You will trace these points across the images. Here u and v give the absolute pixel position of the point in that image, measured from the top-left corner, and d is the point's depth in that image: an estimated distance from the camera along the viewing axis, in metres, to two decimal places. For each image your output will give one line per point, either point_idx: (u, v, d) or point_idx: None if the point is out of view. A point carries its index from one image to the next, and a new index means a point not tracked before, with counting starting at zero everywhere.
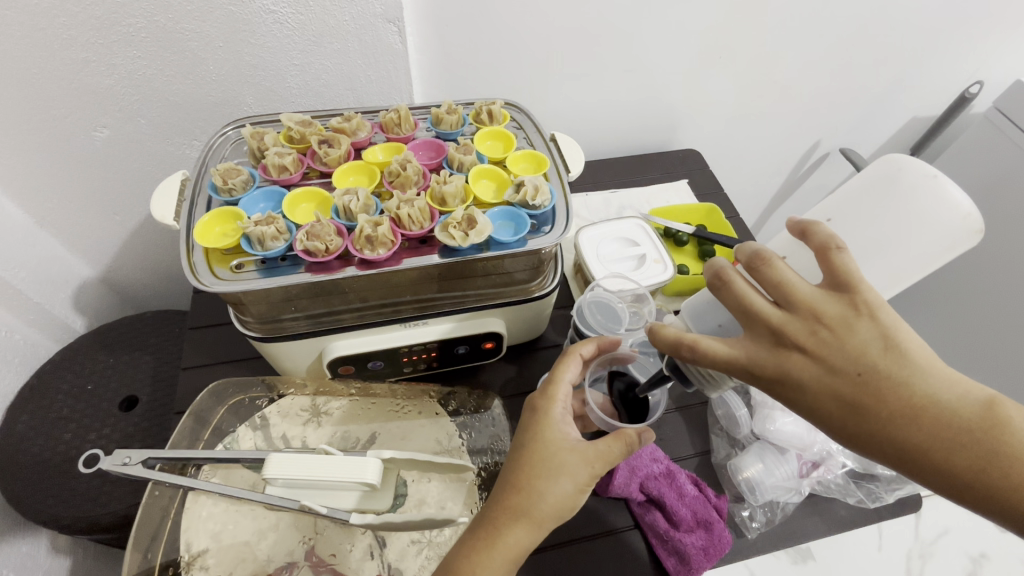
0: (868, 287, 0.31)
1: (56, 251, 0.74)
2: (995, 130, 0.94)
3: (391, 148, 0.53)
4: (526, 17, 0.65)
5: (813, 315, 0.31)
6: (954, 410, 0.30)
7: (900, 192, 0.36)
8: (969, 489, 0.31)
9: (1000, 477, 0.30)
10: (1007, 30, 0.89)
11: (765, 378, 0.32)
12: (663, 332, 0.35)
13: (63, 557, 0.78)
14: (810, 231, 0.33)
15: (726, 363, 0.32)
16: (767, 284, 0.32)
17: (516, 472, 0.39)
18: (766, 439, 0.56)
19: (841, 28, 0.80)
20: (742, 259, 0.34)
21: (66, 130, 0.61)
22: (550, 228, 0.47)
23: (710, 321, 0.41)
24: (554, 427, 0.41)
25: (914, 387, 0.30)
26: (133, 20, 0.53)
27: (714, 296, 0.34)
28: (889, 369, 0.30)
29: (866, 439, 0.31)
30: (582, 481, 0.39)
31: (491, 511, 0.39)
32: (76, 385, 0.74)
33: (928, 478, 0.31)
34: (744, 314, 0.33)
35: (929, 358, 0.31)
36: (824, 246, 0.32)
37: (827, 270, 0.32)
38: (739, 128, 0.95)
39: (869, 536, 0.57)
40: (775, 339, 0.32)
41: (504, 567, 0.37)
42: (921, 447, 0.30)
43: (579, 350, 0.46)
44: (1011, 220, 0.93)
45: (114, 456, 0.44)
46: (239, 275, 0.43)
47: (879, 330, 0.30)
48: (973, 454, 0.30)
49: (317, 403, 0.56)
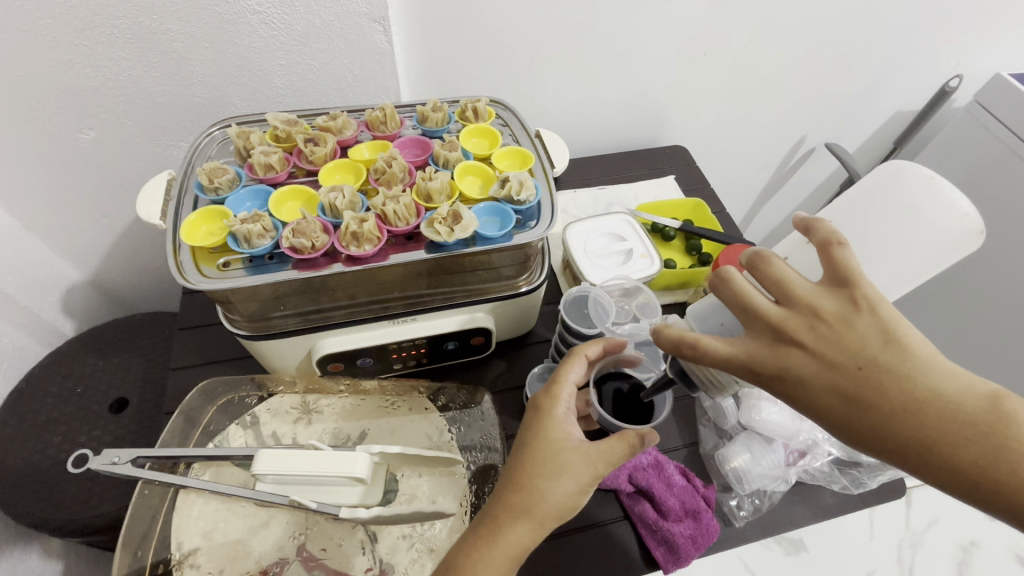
0: (867, 282, 0.32)
1: (43, 255, 0.74)
2: (976, 122, 0.96)
3: (377, 146, 0.53)
4: (511, 17, 0.65)
5: (812, 310, 0.31)
6: (956, 403, 0.30)
7: (898, 195, 0.37)
8: (980, 487, 0.30)
9: (1006, 473, 0.29)
10: (987, 25, 0.90)
11: (765, 374, 0.32)
12: (666, 332, 0.35)
13: (55, 561, 0.78)
14: (814, 226, 0.34)
15: (726, 360, 0.33)
16: (767, 282, 0.33)
17: (519, 471, 0.40)
18: (752, 430, 0.57)
19: (822, 26, 0.82)
20: (744, 260, 0.35)
21: (52, 133, 0.61)
22: (536, 223, 0.48)
23: (713, 320, 0.41)
24: (557, 426, 0.41)
25: (916, 381, 0.30)
26: (116, 20, 0.53)
27: (715, 295, 0.35)
28: (890, 362, 0.30)
29: (867, 434, 0.31)
30: (584, 481, 0.39)
31: (492, 510, 0.39)
32: (66, 388, 0.74)
33: (930, 473, 0.31)
34: (745, 311, 0.33)
35: (929, 352, 0.31)
36: (825, 241, 0.33)
37: (828, 266, 0.33)
38: (726, 124, 0.96)
39: (861, 525, 0.59)
40: (775, 335, 0.32)
41: (506, 566, 0.38)
42: (927, 441, 0.30)
43: (584, 351, 0.47)
44: (994, 212, 0.95)
45: (104, 455, 0.45)
46: (227, 272, 0.43)
47: (879, 325, 0.31)
48: (982, 449, 0.30)
49: (308, 401, 0.56)
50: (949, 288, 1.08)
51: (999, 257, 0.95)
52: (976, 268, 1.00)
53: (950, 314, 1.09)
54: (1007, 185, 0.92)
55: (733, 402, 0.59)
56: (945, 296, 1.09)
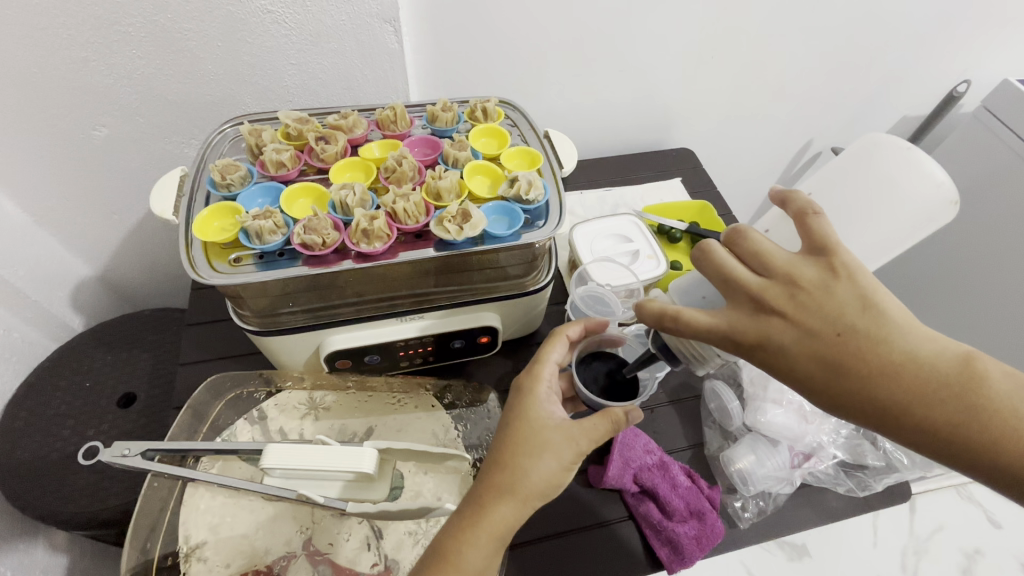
0: (845, 250, 0.32)
1: (54, 250, 0.74)
2: (983, 128, 0.95)
3: (387, 146, 0.54)
4: (519, 18, 0.66)
5: (791, 279, 0.32)
6: (932, 366, 0.31)
7: (877, 167, 0.38)
8: (954, 448, 0.31)
9: (977, 430, 0.30)
10: (995, 31, 0.90)
11: (747, 345, 0.33)
12: (648, 306, 0.36)
13: (61, 555, 0.78)
14: (790, 198, 0.34)
15: (708, 331, 0.33)
16: (746, 254, 0.34)
17: (501, 450, 0.40)
18: (758, 431, 0.58)
19: (829, 30, 0.82)
20: (722, 236, 0.36)
21: (67, 130, 0.62)
22: (544, 223, 0.48)
23: (695, 294, 0.41)
24: (539, 405, 0.42)
25: (893, 344, 0.31)
26: (132, 19, 0.53)
27: (697, 269, 0.36)
28: (868, 327, 0.31)
29: (847, 399, 0.31)
30: (567, 459, 0.40)
31: (475, 490, 0.40)
32: (74, 382, 0.75)
33: (905, 435, 0.31)
34: (725, 283, 0.34)
35: (906, 317, 0.31)
36: (802, 211, 0.34)
37: (805, 235, 0.33)
38: (734, 128, 0.96)
39: (865, 531, 0.59)
40: (755, 305, 0.32)
41: (490, 545, 0.38)
42: (902, 403, 0.31)
43: (566, 332, 0.48)
44: (1003, 219, 0.94)
45: (114, 447, 0.46)
46: (238, 268, 0.44)
47: (857, 291, 0.31)
48: (955, 409, 0.30)
49: (315, 397, 0.57)
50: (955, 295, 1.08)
51: (1008, 264, 0.95)
52: (985, 275, 1.00)
53: (957, 320, 1.08)
54: (1017, 191, 0.91)
55: (739, 403, 0.59)
56: (952, 303, 1.09)
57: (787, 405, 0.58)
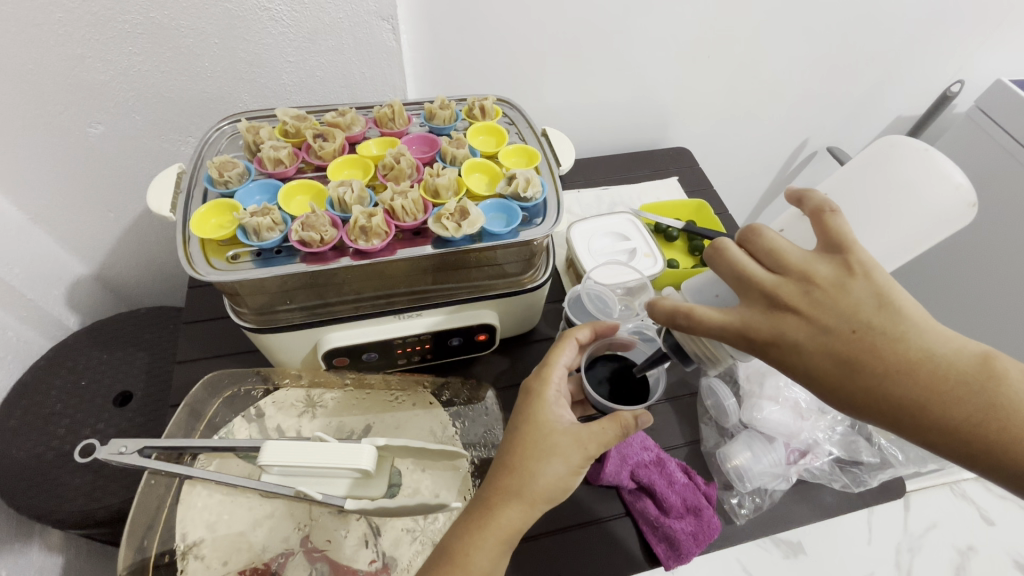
0: (861, 248, 0.33)
1: (48, 248, 0.74)
2: (977, 128, 0.96)
3: (385, 143, 0.54)
4: (518, 18, 0.66)
5: (805, 277, 0.32)
6: (949, 363, 0.31)
7: (893, 168, 0.39)
8: (972, 446, 0.31)
9: (996, 429, 0.30)
10: (988, 33, 0.91)
11: (760, 342, 0.33)
12: (660, 303, 0.36)
13: (56, 555, 0.78)
14: (806, 197, 0.35)
15: (722, 329, 0.34)
16: (760, 252, 0.35)
17: (509, 454, 0.40)
18: (754, 428, 0.58)
19: (826, 29, 0.82)
20: (737, 235, 0.37)
21: (63, 126, 0.62)
22: (542, 220, 0.48)
23: (708, 292, 0.42)
24: (547, 408, 0.42)
25: (909, 342, 0.31)
26: (128, 16, 0.53)
27: (710, 267, 0.36)
28: (884, 325, 0.31)
29: (861, 397, 0.32)
30: (574, 463, 0.40)
31: (482, 493, 0.40)
32: (70, 381, 0.74)
33: (920, 434, 0.32)
34: (739, 281, 0.34)
35: (922, 316, 0.32)
36: (819, 209, 0.34)
37: (822, 233, 0.34)
38: (731, 127, 0.97)
39: (860, 529, 0.60)
40: (770, 302, 0.33)
41: (497, 548, 0.38)
42: (919, 401, 0.31)
43: (575, 335, 0.48)
44: (999, 217, 0.95)
45: (111, 444, 0.45)
46: (235, 265, 0.44)
47: (873, 289, 0.32)
48: (974, 407, 0.31)
49: (312, 395, 0.57)
50: (952, 294, 1.09)
51: (1005, 262, 0.96)
52: (982, 271, 1.01)
53: (956, 317, 1.09)
54: (1011, 190, 0.92)
55: (735, 401, 0.60)
56: (949, 300, 1.10)
57: (783, 402, 0.59)
